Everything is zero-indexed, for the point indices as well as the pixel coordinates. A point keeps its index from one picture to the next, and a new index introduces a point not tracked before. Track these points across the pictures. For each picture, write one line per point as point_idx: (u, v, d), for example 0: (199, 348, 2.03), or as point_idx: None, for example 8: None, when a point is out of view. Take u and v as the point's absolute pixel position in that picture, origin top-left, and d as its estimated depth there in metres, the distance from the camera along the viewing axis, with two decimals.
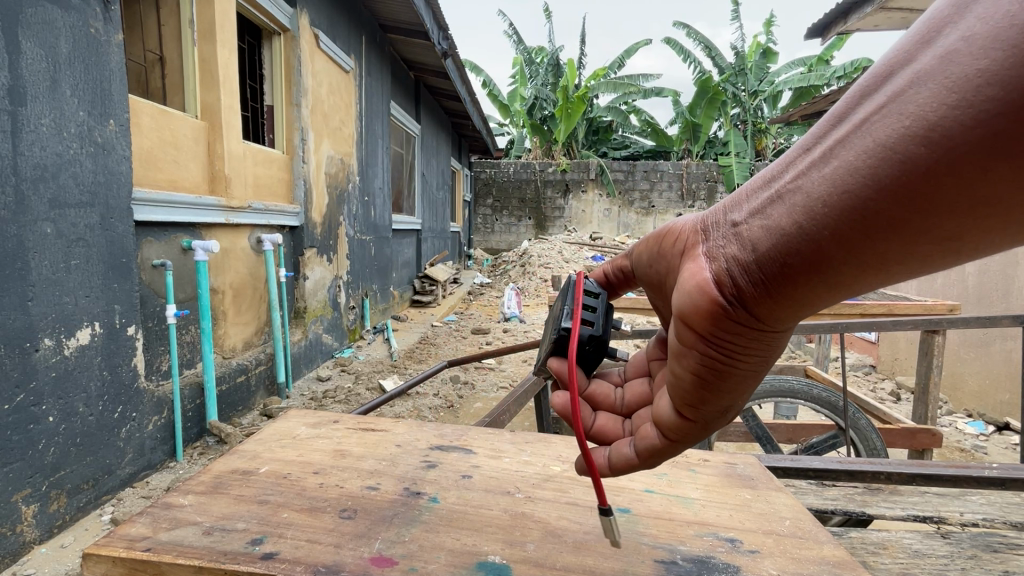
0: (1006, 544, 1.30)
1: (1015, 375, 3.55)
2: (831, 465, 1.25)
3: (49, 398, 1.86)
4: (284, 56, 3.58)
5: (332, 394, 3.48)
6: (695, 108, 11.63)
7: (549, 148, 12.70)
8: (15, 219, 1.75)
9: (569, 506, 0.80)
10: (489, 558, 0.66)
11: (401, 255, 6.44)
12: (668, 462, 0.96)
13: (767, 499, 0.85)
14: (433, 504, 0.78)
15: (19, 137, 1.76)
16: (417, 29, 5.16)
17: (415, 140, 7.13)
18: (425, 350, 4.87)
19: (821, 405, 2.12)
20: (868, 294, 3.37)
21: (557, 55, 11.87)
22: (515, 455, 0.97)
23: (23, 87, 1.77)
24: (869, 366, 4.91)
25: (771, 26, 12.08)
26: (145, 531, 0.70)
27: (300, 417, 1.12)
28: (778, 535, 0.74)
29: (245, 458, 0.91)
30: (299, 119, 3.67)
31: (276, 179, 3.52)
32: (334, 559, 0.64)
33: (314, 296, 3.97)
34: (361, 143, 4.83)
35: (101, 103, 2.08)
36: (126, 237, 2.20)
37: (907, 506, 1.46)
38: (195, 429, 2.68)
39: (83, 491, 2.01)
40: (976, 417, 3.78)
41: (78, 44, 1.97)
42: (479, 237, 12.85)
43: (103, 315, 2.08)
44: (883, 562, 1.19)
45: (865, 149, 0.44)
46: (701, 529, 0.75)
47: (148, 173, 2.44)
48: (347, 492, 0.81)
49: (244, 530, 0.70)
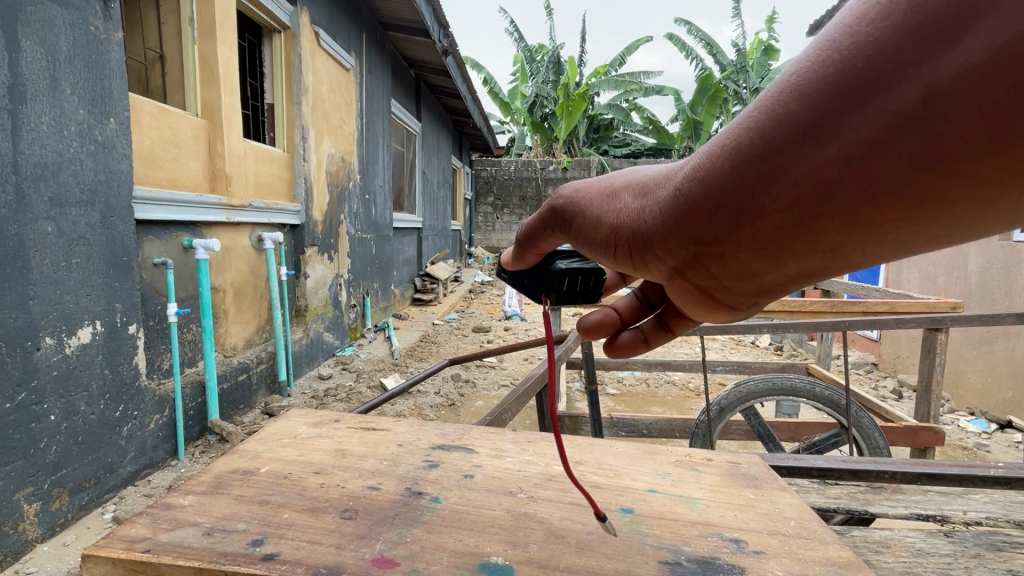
0: (1009, 543, 1.29)
1: (1017, 373, 3.53)
2: (835, 464, 1.24)
3: (51, 396, 1.86)
4: (284, 54, 3.57)
5: (334, 392, 3.49)
6: (696, 106, 11.58)
7: (550, 146, 12.68)
8: (15, 217, 1.74)
9: (572, 506, 0.79)
10: (492, 559, 0.66)
11: (402, 254, 6.43)
12: (672, 461, 0.96)
13: (772, 499, 0.84)
14: (435, 505, 0.78)
15: (19, 135, 1.75)
16: (418, 27, 5.15)
17: (416, 138, 7.11)
18: (426, 348, 4.86)
19: (824, 403, 2.12)
20: (871, 293, 3.30)
21: (558, 52, 11.82)
22: (517, 454, 0.96)
23: (23, 85, 1.76)
24: (871, 364, 4.90)
25: (772, 23, 12.03)
26: (144, 532, 0.69)
27: (301, 416, 1.11)
28: (783, 535, 0.74)
29: (246, 457, 0.91)
30: (300, 117, 3.67)
31: (277, 178, 3.51)
32: (335, 561, 0.64)
33: (315, 295, 3.97)
34: (362, 142, 4.82)
35: (101, 101, 2.07)
36: (127, 236, 2.19)
37: (910, 505, 1.45)
38: (196, 428, 2.67)
39: (85, 489, 2.01)
40: (979, 415, 3.77)
41: (77, 42, 1.97)
42: (480, 235, 12.85)
43: (104, 313, 2.08)
44: (887, 562, 1.19)
45: (840, 143, 0.45)
46: (704, 530, 0.75)
47: (149, 171, 2.44)
48: (348, 492, 0.80)
49: (244, 531, 0.70)
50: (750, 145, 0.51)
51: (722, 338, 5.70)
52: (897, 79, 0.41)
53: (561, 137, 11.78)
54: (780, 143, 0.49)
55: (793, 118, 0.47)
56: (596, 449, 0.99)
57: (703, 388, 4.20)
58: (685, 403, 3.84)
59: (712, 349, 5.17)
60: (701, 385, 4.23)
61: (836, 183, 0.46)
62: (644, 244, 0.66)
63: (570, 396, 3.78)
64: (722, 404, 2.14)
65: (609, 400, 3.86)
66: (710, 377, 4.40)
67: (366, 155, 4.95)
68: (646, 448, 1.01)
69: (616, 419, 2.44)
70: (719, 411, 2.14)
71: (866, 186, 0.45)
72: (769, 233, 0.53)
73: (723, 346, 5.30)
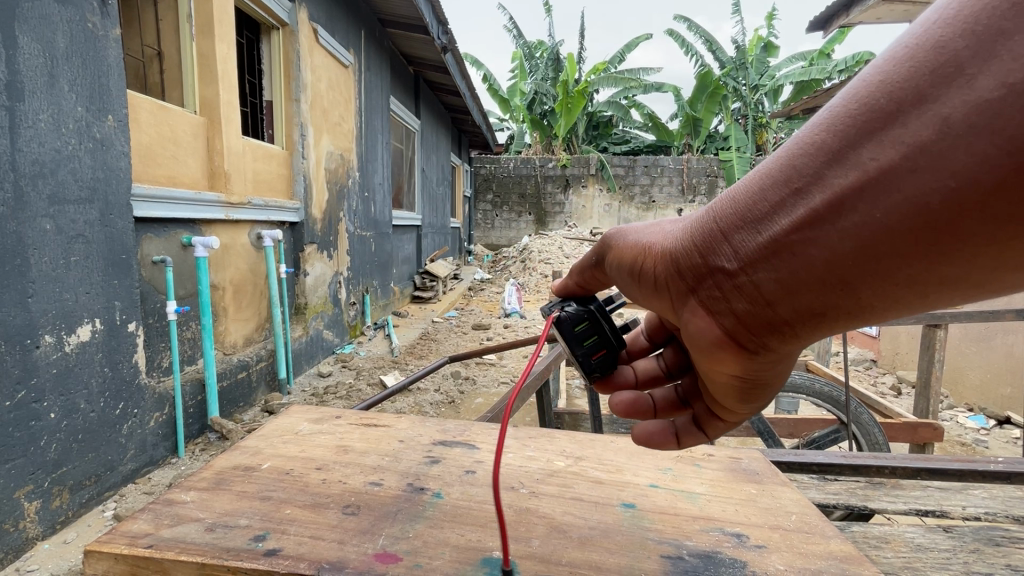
0: (1008, 537, 1.29)
1: (1016, 369, 3.53)
2: (835, 460, 1.24)
3: (50, 394, 1.85)
4: (283, 51, 3.57)
5: (334, 390, 3.49)
6: (696, 103, 11.54)
7: (550, 143, 12.67)
8: (14, 215, 1.74)
9: (573, 501, 0.79)
10: (494, 554, 0.66)
11: (401, 251, 6.43)
12: (673, 457, 0.96)
13: (773, 494, 0.84)
14: (437, 500, 0.78)
15: (17, 132, 1.75)
16: (417, 24, 5.13)
17: (415, 135, 7.10)
18: (426, 345, 4.87)
19: (824, 399, 2.12)
20: None
21: (558, 49, 11.78)
22: (518, 450, 0.96)
23: (21, 82, 1.75)
24: (870, 361, 4.90)
25: (772, 20, 12.01)
26: (147, 528, 0.69)
27: (303, 412, 1.11)
28: (785, 530, 0.74)
29: (247, 454, 0.91)
30: (298, 114, 3.66)
31: (276, 176, 3.50)
32: (337, 556, 0.64)
33: (315, 292, 3.97)
34: (361, 139, 4.81)
35: (99, 99, 2.06)
36: (126, 234, 2.19)
37: (909, 500, 1.45)
38: (196, 425, 2.67)
39: (86, 487, 2.01)
40: (978, 412, 3.77)
41: (75, 39, 1.96)
42: (479, 233, 12.82)
43: (104, 311, 2.08)
44: (886, 557, 1.19)
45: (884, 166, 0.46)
46: (706, 524, 0.75)
47: (148, 168, 2.44)
48: (349, 488, 0.80)
49: (246, 527, 0.70)
50: (787, 170, 0.55)
51: None
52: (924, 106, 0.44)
53: (561, 135, 11.77)
54: (812, 169, 0.52)
55: (828, 143, 0.51)
56: (597, 444, 0.99)
57: None
58: None
59: None
60: None
61: (868, 205, 0.47)
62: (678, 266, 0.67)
63: (569, 393, 3.78)
64: None
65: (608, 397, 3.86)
66: None
67: (365, 152, 4.94)
68: (647, 444, 1.01)
69: (616, 416, 2.44)
70: None
71: (888, 205, 0.46)
72: (802, 255, 0.52)
73: None
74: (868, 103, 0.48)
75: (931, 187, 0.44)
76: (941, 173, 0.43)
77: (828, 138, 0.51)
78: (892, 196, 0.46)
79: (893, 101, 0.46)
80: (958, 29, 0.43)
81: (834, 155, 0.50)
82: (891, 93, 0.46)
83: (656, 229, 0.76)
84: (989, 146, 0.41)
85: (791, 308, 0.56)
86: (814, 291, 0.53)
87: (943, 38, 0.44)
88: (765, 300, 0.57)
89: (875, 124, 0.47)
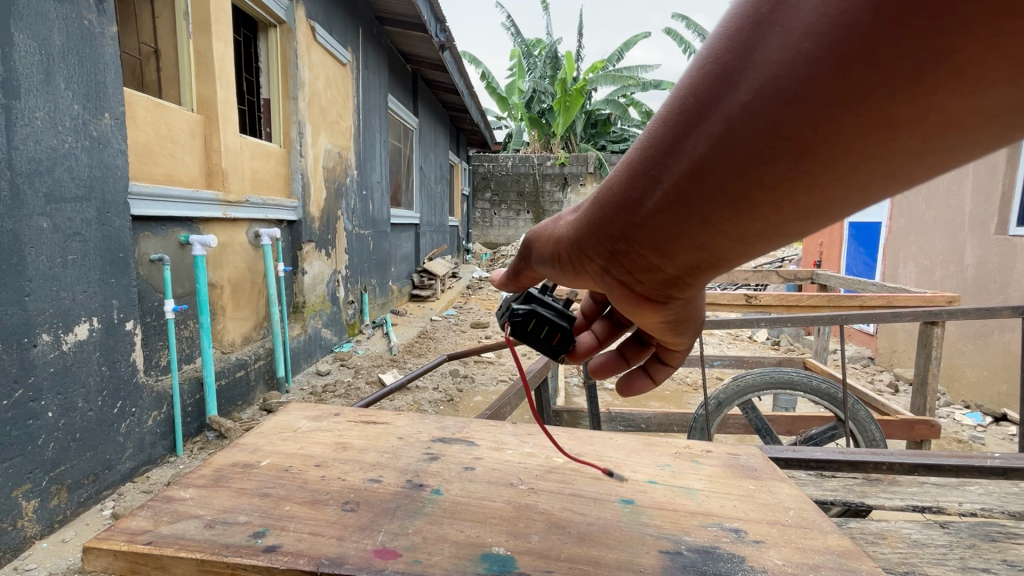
0: (1004, 532, 1.30)
1: (1012, 366, 3.54)
2: (833, 456, 1.24)
3: (48, 393, 1.85)
4: (280, 49, 3.56)
5: (332, 388, 3.49)
6: None
7: (548, 141, 12.67)
8: (10, 213, 1.73)
9: (572, 497, 0.79)
10: (494, 549, 0.66)
11: (400, 249, 6.43)
12: (671, 453, 0.96)
13: (771, 489, 0.85)
14: (436, 497, 0.78)
15: (14, 130, 1.74)
16: (415, 21, 5.12)
17: (413, 134, 7.09)
18: (425, 344, 4.87)
19: (820, 396, 2.13)
20: (868, 286, 3.30)
21: (556, 47, 11.76)
22: (517, 446, 0.96)
23: (17, 80, 1.74)
24: (867, 358, 4.92)
25: (770, 18, 12.01)
26: (146, 524, 0.69)
27: (302, 409, 1.11)
28: (783, 525, 0.74)
29: (246, 451, 0.91)
30: (296, 113, 3.65)
31: (274, 174, 3.50)
32: (337, 552, 0.64)
33: (314, 291, 3.97)
34: (359, 138, 4.80)
35: (96, 96, 2.06)
36: (123, 232, 2.18)
37: (906, 497, 1.46)
38: (195, 424, 2.67)
39: (84, 485, 2.01)
40: (974, 409, 3.79)
41: (71, 36, 1.95)
42: (477, 231, 12.83)
43: (101, 310, 2.07)
44: (883, 552, 1.20)
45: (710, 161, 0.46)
46: (704, 520, 0.75)
47: (145, 167, 2.43)
48: (349, 484, 0.80)
49: (245, 523, 0.70)
50: (632, 163, 0.54)
51: (719, 333, 5.71)
52: (723, 102, 0.43)
53: (559, 133, 11.78)
54: (654, 164, 0.51)
55: (659, 142, 0.50)
56: (596, 441, 1.00)
57: (701, 382, 4.20)
58: (682, 398, 3.85)
59: (709, 344, 5.18)
60: (699, 380, 4.23)
61: (712, 195, 0.47)
62: (581, 251, 0.69)
63: (568, 391, 3.79)
64: (720, 398, 2.14)
65: (607, 395, 3.88)
66: (709, 372, 4.42)
67: (364, 150, 4.93)
68: (646, 440, 1.01)
69: (615, 413, 2.45)
70: (717, 405, 2.14)
71: (717, 191, 0.47)
72: (671, 235, 0.54)
73: (721, 340, 5.33)
74: (676, 100, 0.47)
75: (747, 173, 0.44)
76: (749, 161, 0.44)
77: (657, 138, 0.50)
78: (709, 188, 0.47)
79: (694, 103, 0.45)
80: (725, 31, 0.41)
81: (667, 151, 0.49)
82: (687, 92, 0.45)
83: (558, 218, 0.76)
84: (794, 128, 0.40)
85: (685, 268, 0.58)
86: (694, 257, 0.55)
87: (722, 27, 0.42)
88: (662, 267, 0.60)
89: (683, 120, 0.46)
